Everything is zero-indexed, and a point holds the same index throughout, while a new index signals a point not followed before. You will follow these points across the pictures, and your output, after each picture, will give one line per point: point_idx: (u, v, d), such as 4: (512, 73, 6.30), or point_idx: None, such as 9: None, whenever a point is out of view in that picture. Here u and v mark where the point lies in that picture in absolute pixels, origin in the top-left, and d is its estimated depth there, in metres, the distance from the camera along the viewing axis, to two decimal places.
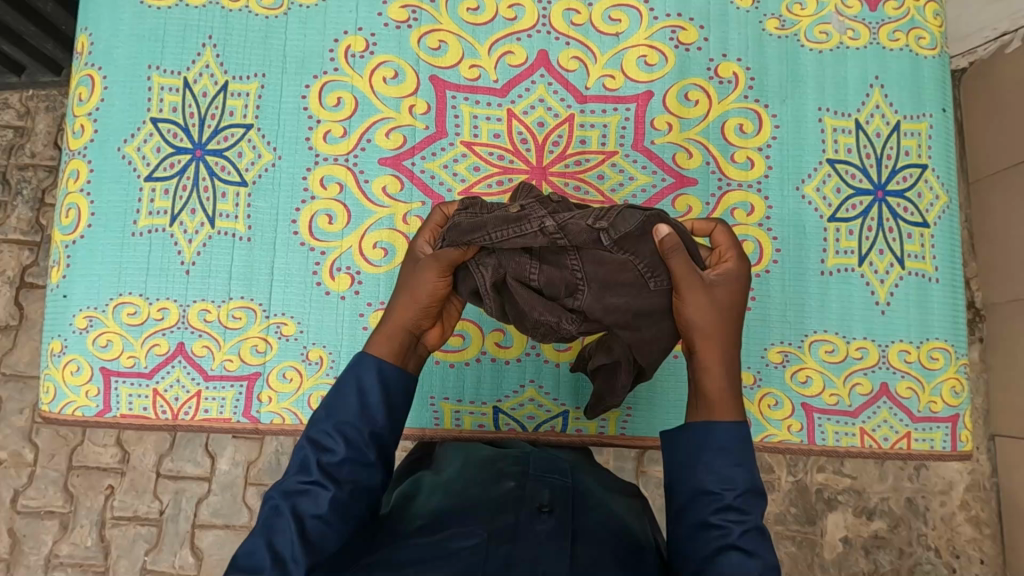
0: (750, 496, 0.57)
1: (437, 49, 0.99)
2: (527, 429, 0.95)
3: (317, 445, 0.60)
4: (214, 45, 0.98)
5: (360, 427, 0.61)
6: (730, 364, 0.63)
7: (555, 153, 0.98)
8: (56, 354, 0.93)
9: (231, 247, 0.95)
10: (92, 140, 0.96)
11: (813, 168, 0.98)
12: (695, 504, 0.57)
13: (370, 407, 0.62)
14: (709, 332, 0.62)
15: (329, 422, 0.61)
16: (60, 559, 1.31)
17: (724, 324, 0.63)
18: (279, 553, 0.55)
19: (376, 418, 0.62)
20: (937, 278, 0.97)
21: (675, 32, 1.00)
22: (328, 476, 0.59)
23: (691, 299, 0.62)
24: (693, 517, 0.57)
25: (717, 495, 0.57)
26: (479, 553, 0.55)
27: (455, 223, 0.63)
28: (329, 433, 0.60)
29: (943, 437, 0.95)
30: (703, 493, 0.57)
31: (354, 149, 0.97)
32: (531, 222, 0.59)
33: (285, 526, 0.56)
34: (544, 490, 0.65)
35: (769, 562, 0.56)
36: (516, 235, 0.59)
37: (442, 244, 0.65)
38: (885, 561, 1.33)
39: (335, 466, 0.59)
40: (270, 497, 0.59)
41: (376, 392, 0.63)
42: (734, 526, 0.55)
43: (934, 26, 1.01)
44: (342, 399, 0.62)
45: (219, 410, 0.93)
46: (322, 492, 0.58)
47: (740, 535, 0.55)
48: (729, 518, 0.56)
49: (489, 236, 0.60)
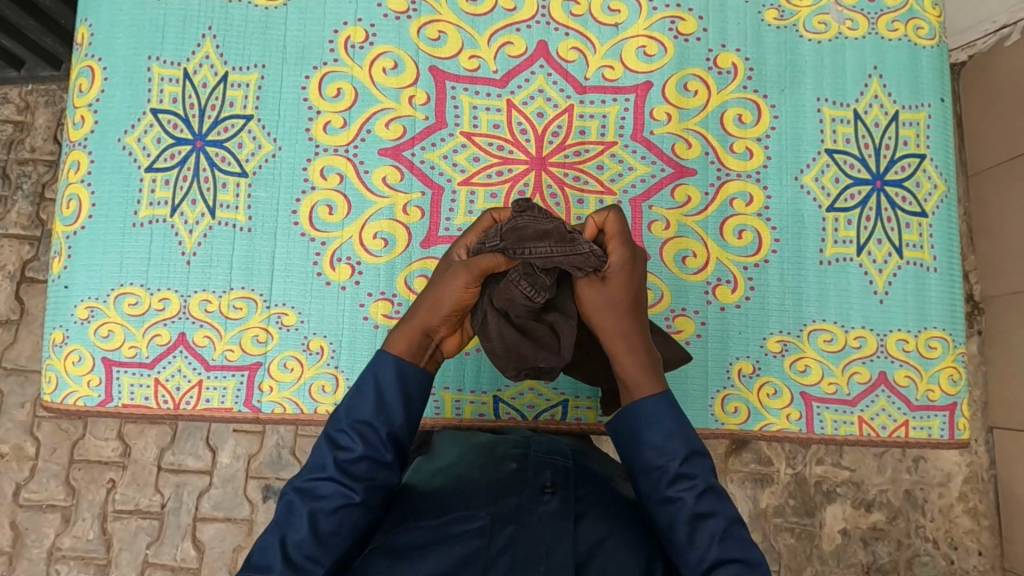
0: (695, 459, 0.60)
1: (436, 39, 0.99)
2: (527, 417, 0.96)
3: (335, 442, 0.61)
4: (214, 35, 0.98)
5: (379, 426, 0.62)
6: (642, 348, 0.65)
7: (555, 143, 0.98)
8: (58, 344, 0.94)
9: (231, 237, 0.96)
10: (92, 131, 0.96)
11: (812, 158, 0.99)
12: (652, 482, 0.60)
13: (389, 405, 0.63)
14: (611, 324, 0.65)
15: (346, 419, 0.62)
16: (62, 552, 1.32)
17: (621, 315, 0.65)
18: (291, 553, 0.56)
19: (394, 415, 0.63)
20: (935, 267, 0.98)
21: (673, 22, 1.00)
22: (345, 474, 0.59)
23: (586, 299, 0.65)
24: (652, 494, 0.60)
25: (664, 469, 0.60)
26: (482, 537, 0.58)
27: (519, 227, 0.63)
28: (347, 432, 0.61)
29: (941, 426, 0.95)
30: (653, 470, 0.60)
31: (354, 139, 0.97)
32: (588, 245, 0.62)
33: (298, 521, 0.58)
34: (546, 471, 0.66)
35: (730, 517, 0.59)
36: (574, 253, 0.62)
37: (497, 242, 0.64)
38: (883, 552, 1.34)
39: (350, 463, 0.60)
40: (285, 493, 0.60)
41: (394, 389, 0.64)
42: (688, 494, 0.58)
43: (932, 16, 1.01)
44: (361, 398, 0.63)
45: (220, 400, 0.93)
46: (336, 488, 0.59)
47: (695, 501, 0.58)
48: (683, 487, 0.59)
49: (550, 247, 0.62)
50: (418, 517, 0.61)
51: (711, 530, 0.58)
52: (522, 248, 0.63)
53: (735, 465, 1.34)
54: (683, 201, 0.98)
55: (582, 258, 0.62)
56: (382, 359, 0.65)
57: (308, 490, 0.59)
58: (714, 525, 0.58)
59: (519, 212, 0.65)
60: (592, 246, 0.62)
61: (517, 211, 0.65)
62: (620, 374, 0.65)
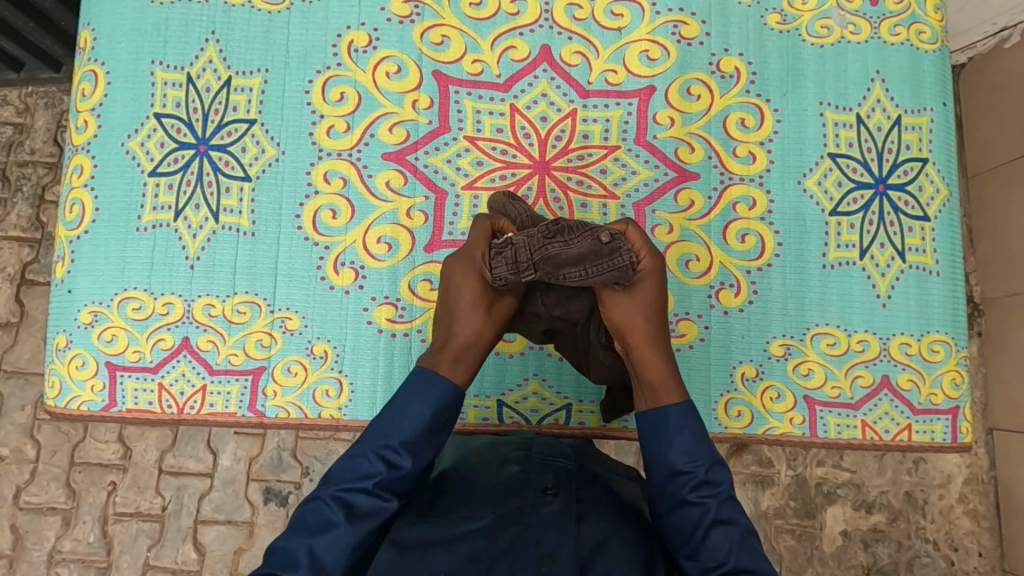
0: (717, 468, 0.61)
1: (439, 43, 0.99)
2: (530, 422, 0.96)
3: (382, 457, 0.59)
4: (218, 40, 0.98)
5: (422, 446, 0.61)
6: (666, 355, 0.67)
7: (558, 147, 0.99)
8: (61, 349, 0.94)
9: (235, 242, 0.96)
10: (95, 135, 0.96)
11: (814, 162, 0.99)
12: (674, 486, 0.60)
13: (436, 428, 0.62)
14: (642, 332, 0.67)
15: (393, 435, 0.60)
16: (63, 555, 1.32)
17: (646, 321, 0.67)
18: (320, 557, 0.55)
19: (437, 435, 0.63)
20: (937, 272, 0.98)
21: (676, 26, 1.00)
22: (387, 490, 0.59)
23: (616, 303, 0.68)
24: (671, 499, 0.60)
25: (689, 473, 0.60)
26: (487, 536, 0.58)
27: (551, 254, 0.65)
28: (396, 449, 0.60)
29: (943, 429, 0.96)
30: (678, 473, 0.60)
31: (357, 144, 0.97)
32: (624, 255, 0.65)
33: (334, 529, 0.56)
34: (549, 472, 0.67)
35: (748, 526, 0.60)
36: (612, 268, 0.65)
37: (528, 272, 0.66)
38: (884, 553, 1.34)
39: (395, 480, 0.59)
40: (320, 495, 0.58)
41: (445, 411, 0.63)
42: (712, 500, 0.59)
43: (934, 20, 1.01)
44: (408, 414, 0.62)
45: (224, 404, 0.93)
46: (377, 503, 0.58)
47: (717, 507, 0.59)
48: (704, 494, 0.59)
49: (586, 271, 0.65)
50: (421, 516, 0.61)
51: (732, 536, 0.58)
52: (557, 273, 0.66)
53: (736, 466, 1.34)
54: (686, 205, 0.98)
55: (620, 272, 0.65)
56: (427, 375, 0.64)
57: (344, 498, 0.58)
58: (732, 532, 0.58)
59: (549, 234, 0.66)
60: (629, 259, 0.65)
61: (547, 232, 0.66)
62: (644, 379, 0.66)
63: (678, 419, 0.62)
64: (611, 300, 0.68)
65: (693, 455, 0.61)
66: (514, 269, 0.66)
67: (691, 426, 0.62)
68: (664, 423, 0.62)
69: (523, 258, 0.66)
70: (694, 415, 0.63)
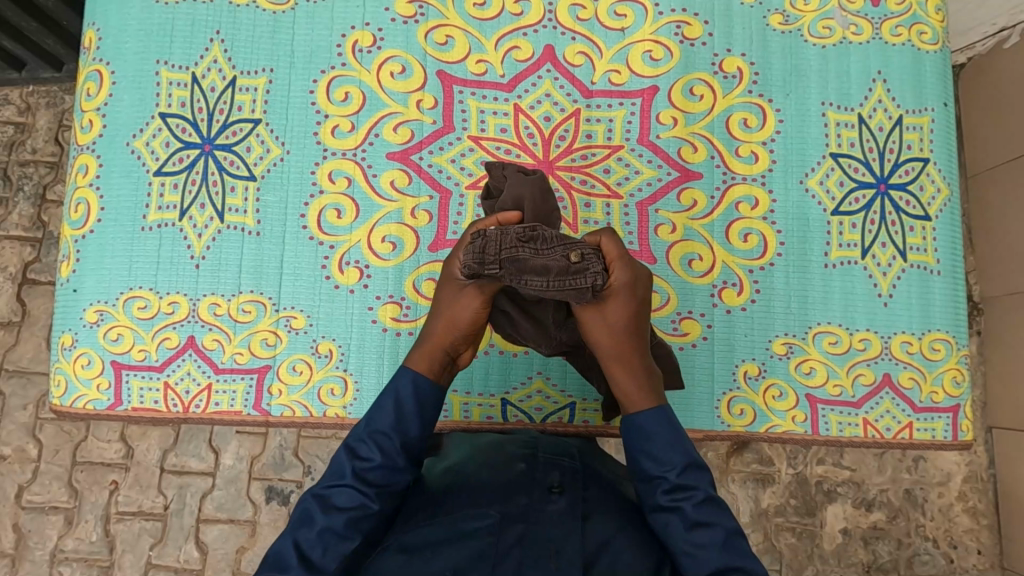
0: (692, 470, 0.62)
1: (444, 44, 0.99)
2: (535, 420, 0.96)
3: (354, 452, 0.63)
4: (223, 40, 0.99)
5: (394, 436, 0.63)
6: (640, 370, 0.64)
7: (562, 147, 0.99)
8: (67, 348, 0.94)
9: (241, 241, 0.96)
10: (100, 135, 0.97)
11: (817, 162, 0.99)
12: (649, 491, 0.62)
13: (405, 418, 0.64)
14: (614, 348, 0.63)
15: (365, 431, 0.64)
16: (65, 554, 1.32)
17: (626, 334, 0.63)
18: (304, 551, 0.58)
19: (410, 427, 0.65)
20: (938, 270, 0.98)
21: (680, 27, 1.01)
22: (361, 481, 0.61)
23: (590, 325, 0.63)
24: (649, 504, 0.62)
25: (662, 479, 0.61)
26: (494, 533, 0.58)
27: (517, 258, 0.58)
28: (366, 442, 0.63)
29: (945, 427, 0.96)
30: (652, 479, 0.62)
31: (362, 143, 0.98)
32: (591, 277, 0.59)
33: (313, 525, 0.59)
34: (554, 471, 0.66)
35: (730, 527, 0.60)
36: (573, 287, 0.59)
37: (493, 268, 0.60)
38: (884, 551, 1.35)
39: (366, 470, 0.61)
40: (304, 500, 0.61)
41: (412, 402, 0.65)
42: (686, 503, 0.60)
43: (935, 21, 1.02)
44: (381, 410, 0.65)
45: (230, 403, 0.94)
46: (353, 496, 0.60)
47: (692, 509, 0.59)
48: (678, 497, 0.60)
49: (546, 282, 0.58)
50: (429, 516, 0.61)
51: (712, 538, 0.58)
52: (520, 279, 0.59)
53: (737, 464, 1.35)
54: (689, 205, 0.98)
55: (580, 293, 0.59)
56: (401, 374, 0.66)
57: (324, 496, 0.61)
58: (713, 534, 0.59)
59: (522, 239, 0.59)
60: (595, 282, 0.59)
61: (519, 235, 0.59)
62: (620, 395, 0.65)
63: (645, 429, 0.63)
64: (585, 314, 0.62)
65: (666, 460, 0.61)
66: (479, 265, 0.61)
67: (661, 433, 0.62)
68: (633, 433, 0.63)
69: (489, 252, 0.60)
70: (668, 422, 0.63)
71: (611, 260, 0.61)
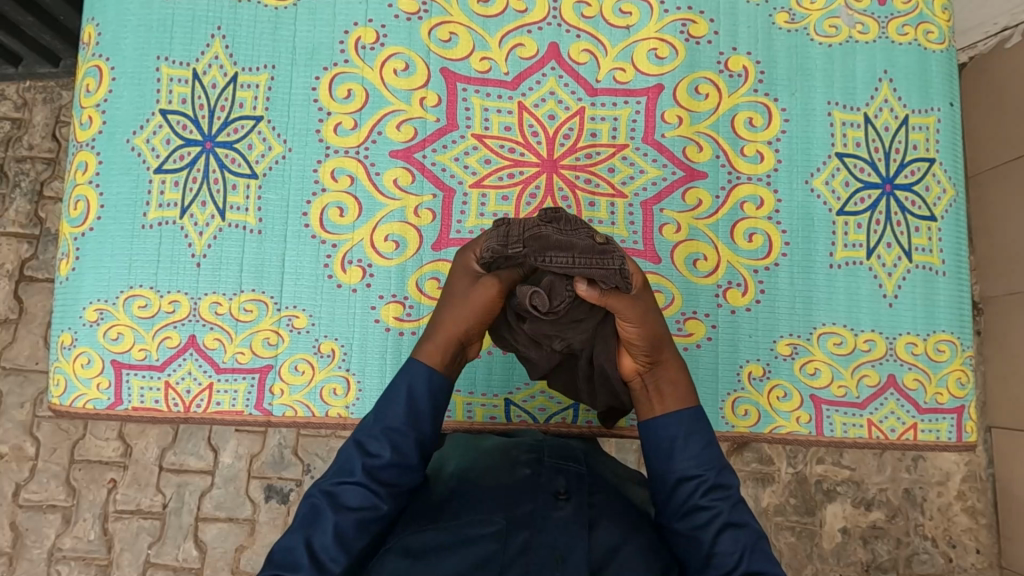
0: (726, 475, 0.63)
1: (448, 41, 0.98)
2: (538, 420, 0.96)
3: (364, 448, 0.61)
4: (224, 36, 0.98)
5: (408, 434, 0.62)
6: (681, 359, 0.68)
7: (566, 146, 0.98)
8: (66, 346, 0.93)
9: (242, 239, 0.95)
10: (100, 131, 0.96)
11: (822, 162, 0.99)
12: (683, 492, 0.62)
13: (417, 416, 0.63)
14: (665, 339, 0.66)
15: (376, 426, 0.62)
16: (63, 552, 1.31)
17: (664, 324, 0.66)
18: (316, 551, 0.57)
19: (422, 423, 0.64)
20: (943, 271, 0.98)
21: (685, 25, 1.00)
22: (372, 479, 0.60)
23: (631, 316, 0.63)
24: (682, 505, 0.62)
25: (701, 478, 0.62)
26: (498, 539, 0.58)
27: (542, 234, 0.60)
28: (377, 438, 0.62)
29: (948, 429, 0.96)
30: (686, 479, 0.62)
31: (364, 141, 0.97)
32: (617, 259, 0.61)
33: (324, 526, 0.58)
34: (560, 476, 0.66)
35: (757, 529, 0.61)
36: (600, 268, 0.60)
37: (520, 248, 0.62)
38: (883, 550, 1.35)
39: (378, 470, 0.60)
40: (310, 495, 0.60)
41: (424, 400, 0.64)
42: (721, 503, 0.61)
43: (942, 20, 1.01)
44: (392, 405, 0.63)
45: (231, 403, 0.93)
46: (364, 494, 0.60)
47: (727, 510, 0.60)
48: (715, 497, 0.61)
49: (571, 259, 0.60)
50: (433, 522, 0.60)
51: (742, 540, 0.60)
52: (543, 256, 0.61)
53: (737, 463, 1.34)
54: (694, 204, 0.98)
55: (607, 274, 0.61)
56: (413, 365, 0.65)
57: (334, 493, 0.60)
58: (744, 536, 0.60)
59: (544, 221, 0.62)
60: (620, 264, 0.61)
61: (542, 219, 0.62)
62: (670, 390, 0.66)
63: (684, 432, 0.64)
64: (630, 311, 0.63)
65: (700, 459, 0.62)
66: (506, 246, 0.63)
67: (700, 433, 0.64)
68: (673, 430, 0.64)
69: (512, 233, 0.63)
70: (703, 423, 0.65)
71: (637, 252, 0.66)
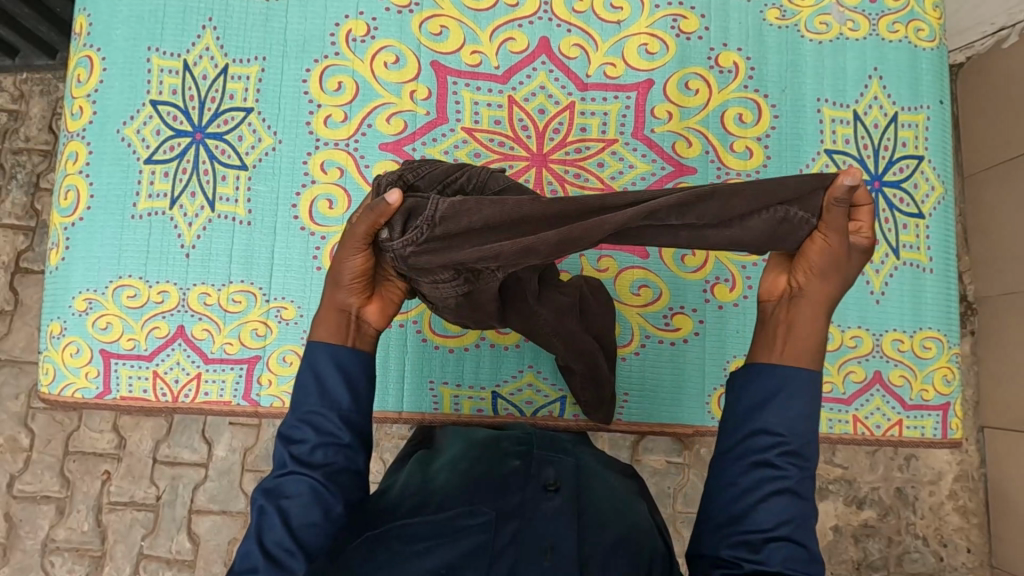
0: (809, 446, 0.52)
1: (438, 34, 0.99)
2: (525, 413, 0.96)
3: (287, 438, 0.57)
4: (215, 27, 0.98)
5: (328, 412, 0.57)
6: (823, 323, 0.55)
7: (556, 140, 0.99)
8: (55, 335, 0.94)
9: (232, 230, 0.96)
10: (91, 121, 0.96)
11: (811, 159, 0.99)
12: (755, 445, 0.53)
13: (334, 390, 0.58)
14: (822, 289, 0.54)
15: (294, 413, 0.57)
16: (57, 543, 1.32)
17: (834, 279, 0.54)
18: (271, 550, 0.53)
19: (341, 399, 0.58)
20: (930, 269, 0.98)
21: (676, 20, 1.00)
22: (305, 466, 0.55)
23: (826, 252, 0.54)
24: (749, 459, 0.52)
25: (785, 439, 0.52)
26: (488, 530, 0.57)
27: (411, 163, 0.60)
28: (295, 425, 0.57)
29: (934, 425, 0.96)
30: (765, 433, 0.52)
31: (354, 133, 0.97)
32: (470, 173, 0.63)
33: (273, 522, 0.54)
34: (549, 467, 0.66)
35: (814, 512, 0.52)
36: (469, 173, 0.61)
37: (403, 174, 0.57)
38: (874, 548, 1.35)
39: (306, 455, 0.56)
40: (253, 500, 0.56)
41: (334, 374, 0.58)
42: (794, 470, 0.51)
43: (933, 18, 1.01)
44: (302, 388, 0.58)
45: (219, 393, 0.93)
46: (300, 483, 0.55)
47: (798, 480, 0.51)
48: (790, 461, 0.51)
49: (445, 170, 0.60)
50: (418, 511, 0.59)
51: (796, 514, 0.51)
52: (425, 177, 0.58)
53: None
54: None
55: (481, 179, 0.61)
56: (312, 347, 0.59)
57: (274, 490, 0.55)
58: (799, 510, 0.51)
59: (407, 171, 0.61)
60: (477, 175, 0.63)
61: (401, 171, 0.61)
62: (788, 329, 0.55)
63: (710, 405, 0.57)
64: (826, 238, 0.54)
65: (792, 421, 0.52)
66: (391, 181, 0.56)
67: (807, 398, 0.53)
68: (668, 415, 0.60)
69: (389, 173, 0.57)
70: None
71: (780, 217, 0.55)
